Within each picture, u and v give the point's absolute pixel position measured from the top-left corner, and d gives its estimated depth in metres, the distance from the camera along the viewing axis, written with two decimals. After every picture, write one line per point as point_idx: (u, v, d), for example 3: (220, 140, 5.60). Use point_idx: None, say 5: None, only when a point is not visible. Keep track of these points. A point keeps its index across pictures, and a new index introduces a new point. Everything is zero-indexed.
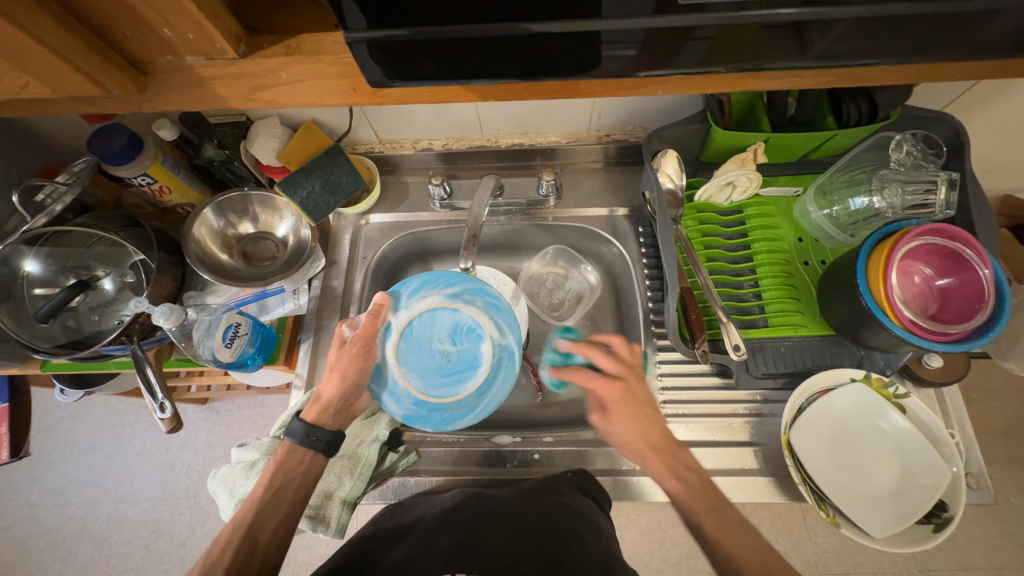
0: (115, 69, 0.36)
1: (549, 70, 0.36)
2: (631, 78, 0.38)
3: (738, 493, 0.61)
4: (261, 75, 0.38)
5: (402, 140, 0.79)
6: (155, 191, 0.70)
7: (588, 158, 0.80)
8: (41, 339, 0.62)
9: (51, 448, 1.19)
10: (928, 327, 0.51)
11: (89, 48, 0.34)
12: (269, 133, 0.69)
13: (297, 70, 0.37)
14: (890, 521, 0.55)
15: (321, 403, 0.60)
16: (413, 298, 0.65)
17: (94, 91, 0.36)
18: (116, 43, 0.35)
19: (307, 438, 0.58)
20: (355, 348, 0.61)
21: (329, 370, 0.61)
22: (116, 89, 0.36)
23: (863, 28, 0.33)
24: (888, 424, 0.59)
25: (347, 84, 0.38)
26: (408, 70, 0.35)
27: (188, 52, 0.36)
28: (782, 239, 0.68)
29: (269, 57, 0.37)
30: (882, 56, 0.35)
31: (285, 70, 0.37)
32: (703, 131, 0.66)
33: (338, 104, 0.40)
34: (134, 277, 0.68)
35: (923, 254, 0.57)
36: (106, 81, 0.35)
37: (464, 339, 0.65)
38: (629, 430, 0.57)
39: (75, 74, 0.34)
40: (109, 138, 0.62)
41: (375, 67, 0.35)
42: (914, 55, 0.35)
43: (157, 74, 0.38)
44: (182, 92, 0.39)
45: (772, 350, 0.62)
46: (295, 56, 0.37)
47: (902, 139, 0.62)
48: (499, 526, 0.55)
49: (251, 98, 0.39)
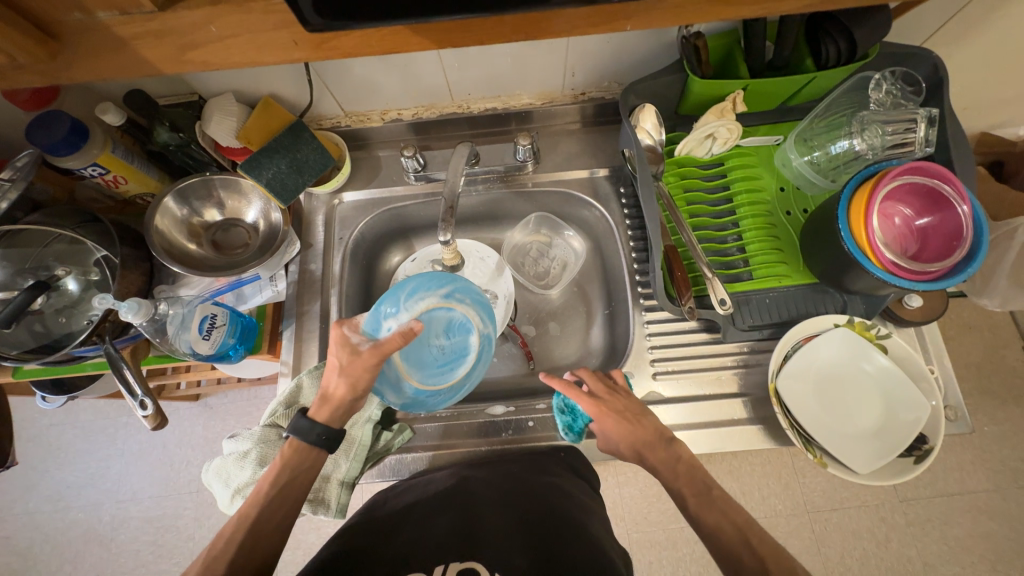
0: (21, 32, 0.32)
1: (507, 9, 0.33)
2: (595, 12, 0.35)
3: (729, 442, 0.63)
4: (189, 32, 0.34)
5: (369, 112, 0.75)
6: (109, 182, 0.66)
7: (565, 119, 0.78)
8: (7, 346, 0.59)
9: (44, 456, 1.17)
10: (909, 267, 0.51)
11: None
12: (225, 112, 0.65)
13: (228, 23, 0.34)
14: (874, 457, 0.57)
15: (332, 404, 0.57)
16: (411, 300, 0.63)
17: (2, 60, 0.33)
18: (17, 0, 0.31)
19: (311, 435, 0.56)
20: (370, 360, 0.56)
21: (338, 372, 0.56)
22: (24, 56, 0.33)
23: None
24: (870, 364, 0.60)
25: (287, 38, 0.35)
26: (349, 16, 0.32)
27: (101, 7, 0.32)
28: (765, 189, 0.67)
29: (194, 9, 0.33)
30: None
31: (215, 23, 0.34)
32: (680, 82, 0.64)
33: (280, 62, 0.37)
34: (98, 275, 0.65)
35: (903, 194, 0.56)
36: (11, 47, 0.32)
37: (456, 334, 0.65)
38: (623, 443, 0.56)
39: None
40: (48, 126, 0.58)
41: (312, 15, 0.32)
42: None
43: (71, 37, 0.34)
44: (102, 57, 0.35)
45: (757, 302, 0.63)
46: (223, 6, 0.33)
47: (881, 78, 0.60)
48: (496, 508, 0.57)
49: (184, 59, 0.36)
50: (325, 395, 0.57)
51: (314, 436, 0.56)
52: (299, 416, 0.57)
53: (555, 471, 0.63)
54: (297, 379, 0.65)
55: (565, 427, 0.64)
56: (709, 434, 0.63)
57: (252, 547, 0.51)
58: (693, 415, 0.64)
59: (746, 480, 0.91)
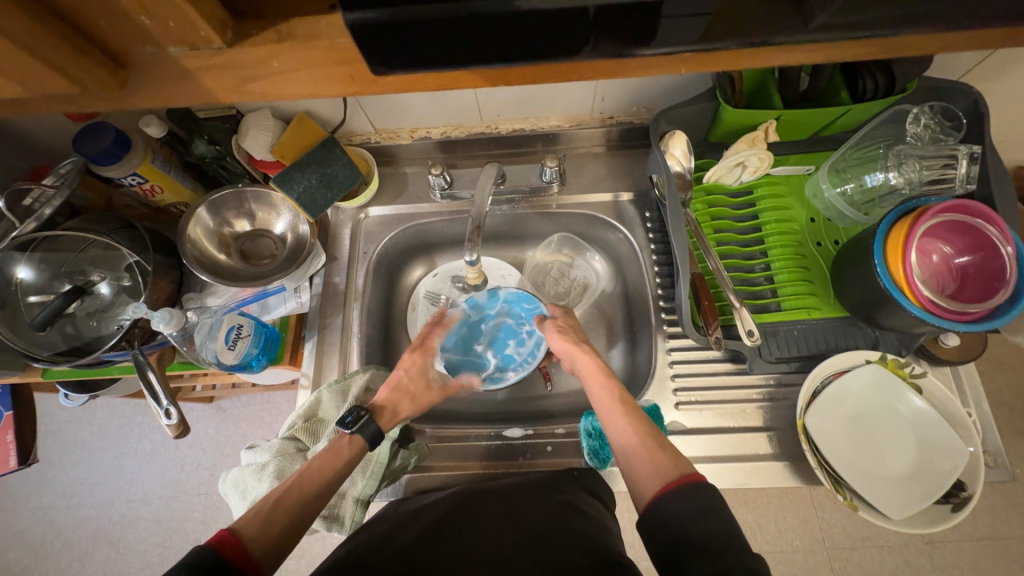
0: (92, 63, 0.33)
1: (565, 53, 0.33)
2: (644, 58, 0.35)
3: (754, 479, 0.60)
4: (253, 66, 0.35)
5: (398, 129, 0.76)
6: (147, 191, 0.68)
7: (590, 142, 0.78)
8: (42, 347, 0.61)
9: (60, 452, 1.19)
10: (949, 307, 0.49)
11: (59, 39, 0.30)
12: (261, 127, 0.66)
13: (290, 58, 0.35)
14: (911, 503, 0.55)
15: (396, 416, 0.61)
16: (535, 354, 0.74)
17: (69, 88, 0.33)
18: (90, 33, 0.32)
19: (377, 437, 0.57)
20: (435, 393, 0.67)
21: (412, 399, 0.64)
22: (94, 86, 0.34)
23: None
24: (904, 405, 0.58)
25: (345, 73, 0.36)
26: (408, 57, 0.32)
27: (170, 42, 0.33)
28: (794, 219, 0.66)
29: (260, 45, 0.34)
30: (928, 25, 0.32)
31: (278, 59, 0.35)
32: (712, 110, 0.64)
33: (334, 95, 0.37)
34: (130, 280, 0.66)
35: (942, 231, 0.55)
36: (80, 75, 0.33)
37: (529, 341, 0.75)
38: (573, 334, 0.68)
39: (45, 69, 0.31)
40: (95, 137, 0.60)
41: (370, 56, 0.32)
42: (960, 30, 0.32)
43: (137, 68, 0.35)
44: (165, 87, 0.36)
45: (785, 333, 0.61)
46: (288, 43, 0.34)
47: (919, 112, 0.59)
48: (506, 528, 0.54)
49: (242, 90, 0.37)
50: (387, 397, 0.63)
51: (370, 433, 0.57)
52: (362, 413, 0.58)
53: (568, 489, 0.59)
54: (316, 393, 0.65)
55: (590, 450, 0.63)
56: (733, 469, 0.61)
57: (268, 534, 0.47)
58: (716, 448, 0.62)
59: (762, 513, 0.87)
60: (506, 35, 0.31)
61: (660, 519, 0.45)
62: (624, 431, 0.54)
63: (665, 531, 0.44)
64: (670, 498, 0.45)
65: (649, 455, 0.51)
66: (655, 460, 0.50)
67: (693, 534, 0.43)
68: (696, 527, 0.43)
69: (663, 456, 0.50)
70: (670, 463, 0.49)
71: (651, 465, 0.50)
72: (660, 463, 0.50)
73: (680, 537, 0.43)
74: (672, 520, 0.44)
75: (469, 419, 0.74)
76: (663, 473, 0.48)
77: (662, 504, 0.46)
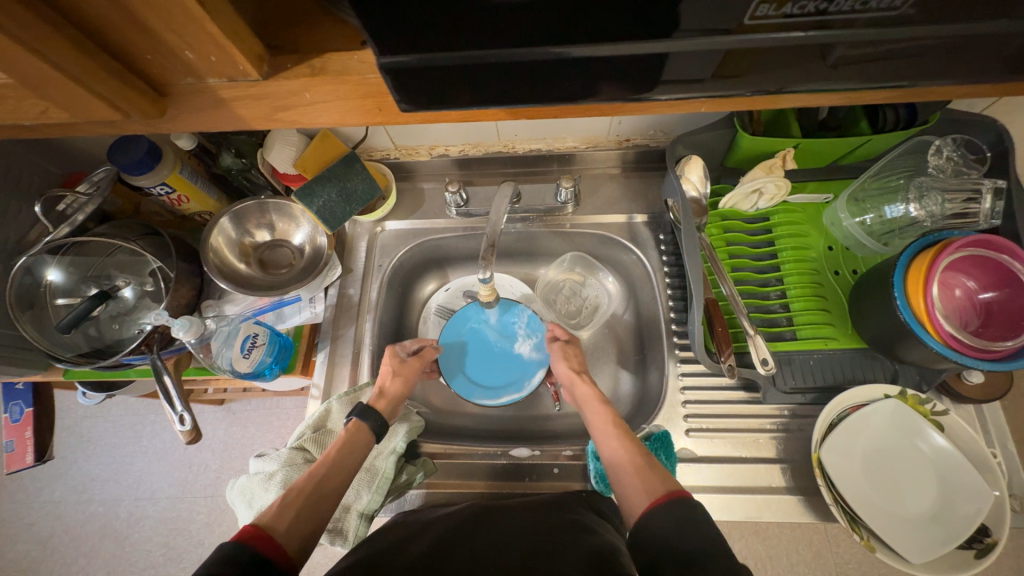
0: (136, 93, 0.35)
1: (583, 96, 0.34)
2: (657, 100, 0.36)
3: (766, 512, 0.59)
4: (285, 96, 0.36)
5: (418, 146, 0.78)
6: (174, 200, 0.70)
7: (606, 164, 0.79)
8: (65, 349, 0.62)
9: (74, 447, 1.22)
10: (973, 344, 0.48)
11: (107, 71, 0.32)
12: (287, 142, 0.68)
13: (322, 91, 0.36)
14: (933, 547, 0.52)
15: (388, 398, 0.64)
16: (524, 385, 0.73)
17: (114, 114, 0.35)
18: (135, 65, 0.34)
19: (369, 418, 0.60)
20: (417, 363, 0.70)
21: (392, 373, 0.67)
22: (136, 113, 0.36)
23: (922, 53, 0.30)
24: (925, 443, 0.56)
25: (372, 104, 0.37)
26: (434, 94, 0.33)
27: (209, 74, 0.35)
28: (812, 247, 0.65)
29: (293, 79, 0.35)
30: (942, 79, 0.33)
31: (310, 91, 0.36)
32: (730, 137, 0.64)
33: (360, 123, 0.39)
34: (153, 286, 0.69)
35: (967, 266, 0.54)
36: (125, 104, 0.35)
37: (525, 367, 0.74)
38: (568, 359, 0.68)
39: (94, 100, 0.33)
40: (128, 149, 0.62)
41: (399, 93, 0.33)
42: (980, 81, 0.32)
43: (177, 97, 0.37)
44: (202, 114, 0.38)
45: (800, 362, 0.60)
46: (320, 77, 0.35)
47: (941, 145, 0.59)
48: (510, 545, 0.52)
49: (275, 118, 0.38)
50: (380, 390, 0.65)
51: (373, 423, 0.60)
52: (364, 405, 0.62)
53: (576, 509, 0.58)
54: (327, 404, 0.66)
55: (596, 473, 0.62)
56: (744, 501, 0.59)
57: (294, 525, 0.48)
58: (727, 478, 0.61)
59: (774, 544, 0.83)
60: (526, 78, 0.32)
61: (648, 535, 0.45)
62: (618, 452, 0.54)
63: (651, 546, 0.44)
64: (657, 512, 0.45)
65: (637, 473, 0.50)
66: (644, 478, 0.50)
67: (676, 543, 0.42)
68: (676, 533, 0.43)
69: (653, 475, 0.50)
70: (657, 479, 0.49)
71: (638, 483, 0.50)
72: (651, 482, 0.49)
73: (666, 549, 0.42)
74: (659, 535, 0.44)
75: (476, 436, 0.74)
76: (651, 491, 0.48)
77: (649, 517, 0.45)
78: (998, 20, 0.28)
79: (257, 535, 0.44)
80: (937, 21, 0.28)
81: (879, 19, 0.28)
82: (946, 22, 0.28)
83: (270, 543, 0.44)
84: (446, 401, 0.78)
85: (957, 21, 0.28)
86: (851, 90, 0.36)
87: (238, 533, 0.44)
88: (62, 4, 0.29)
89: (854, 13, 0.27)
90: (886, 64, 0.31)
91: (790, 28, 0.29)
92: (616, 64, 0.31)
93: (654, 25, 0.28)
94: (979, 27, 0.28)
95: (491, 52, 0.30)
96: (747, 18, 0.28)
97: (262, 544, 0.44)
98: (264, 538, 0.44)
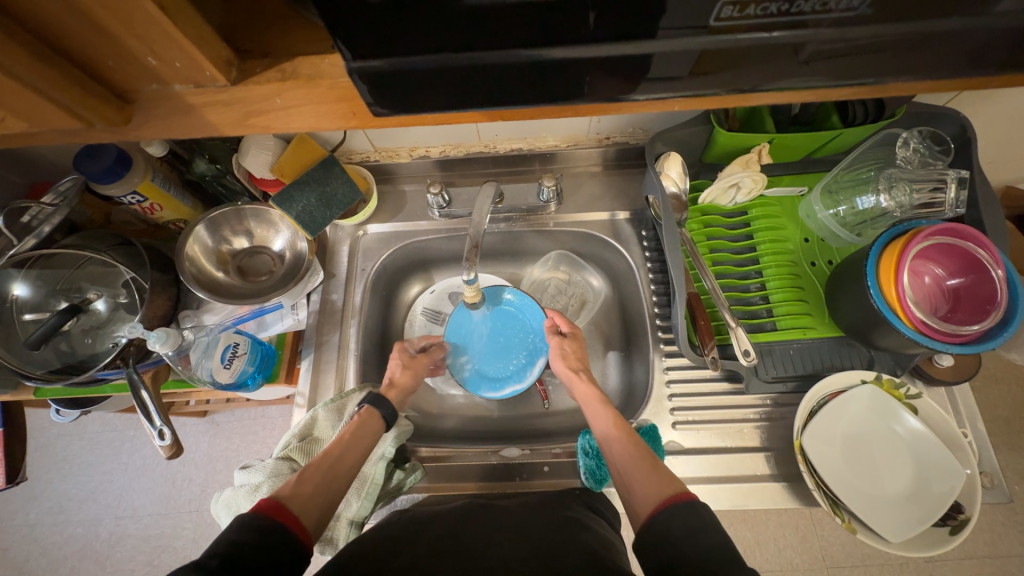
0: (98, 101, 0.34)
1: (559, 97, 0.34)
2: (633, 100, 0.37)
3: (752, 499, 0.60)
4: (256, 101, 0.36)
5: (397, 148, 0.77)
6: (146, 209, 0.68)
7: (588, 162, 0.79)
8: (34, 366, 0.60)
9: (49, 467, 1.17)
10: (942, 329, 0.50)
11: (66, 79, 0.31)
12: (261, 145, 0.66)
13: (293, 95, 0.35)
14: (910, 525, 0.54)
15: (400, 389, 0.67)
16: (525, 373, 0.73)
17: (77, 123, 0.34)
18: (97, 73, 0.33)
19: (382, 406, 0.61)
20: (426, 359, 0.72)
21: (402, 366, 0.69)
22: (99, 121, 0.34)
23: (884, 51, 0.31)
24: (901, 426, 0.58)
25: (346, 108, 0.37)
26: (407, 97, 0.33)
27: (176, 80, 0.34)
28: (788, 240, 0.67)
29: (264, 84, 0.35)
30: (904, 76, 0.34)
31: (281, 95, 0.35)
32: (707, 133, 0.65)
33: (336, 127, 0.38)
34: (127, 297, 0.66)
35: (935, 254, 0.56)
36: (87, 113, 0.33)
37: (525, 356, 0.74)
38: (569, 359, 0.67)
39: (54, 109, 0.32)
40: (95, 157, 0.60)
41: (372, 97, 0.33)
42: (941, 76, 0.34)
43: (143, 104, 0.36)
44: (171, 121, 0.37)
45: (780, 352, 0.62)
46: (290, 82, 0.34)
47: (908, 137, 0.61)
48: (504, 544, 0.52)
49: (246, 124, 0.38)
50: (390, 381, 0.67)
51: (385, 412, 0.61)
52: (377, 394, 0.63)
53: (569, 505, 0.58)
54: (312, 411, 0.65)
55: (587, 470, 0.62)
56: (730, 490, 0.61)
57: (310, 499, 0.49)
58: (714, 468, 0.62)
59: (761, 530, 0.84)
60: (500, 80, 0.32)
61: (659, 537, 0.45)
62: (623, 453, 0.54)
63: (661, 550, 0.44)
64: (669, 516, 0.45)
65: (645, 476, 0.50)
66: (653, 483, 0.50)
67: (690, 553, 0.42)
68: (686, 536, 0.43)
69: (661, 478, 0.50)
70: (665, 481, 0.49)
71: (648, 486, 0.50)
72: (658, 485, 0.49)
73: (677, 559, 0.42)
74: (672, 537, 0.44)
75: (467, 437, 0.74)
76: (659, 493, 0.48)
77: (659, 520, 0.45)
78: (954, 18, 0.29)
79: (278, 509, 0.45)
80: (897, 19, 0.29)
81: (842, 18, 0.29)
82: (904, 20, 0.29)
83: (288, 517, 0.45)
84: (434, 403, 0.78)
85: (916, 19, 0.29)
86: (820, 88, 0.37)
87: (259, 505, 0.45)
88: (16, 10, 0.28)
89: (818, 13, 0.28)
90: (852, 61, 0.32)
91: (758, 28, 0.29)
92: (590, 66, 0.31)
93: (626, 26, 0.29)
94: (936, 25, 0.29)
95: (466, 55, 0.30)
96: (714, 19, 0.28)
97: (281, 516, 0.45)
98: (284, 511, 0.46)
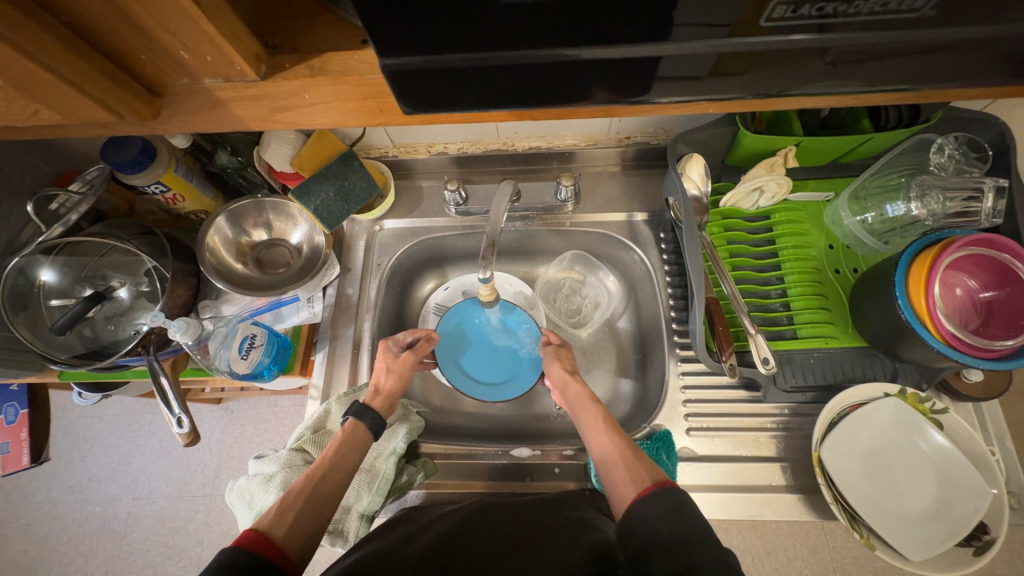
0: (131, 94, 0.34)
1: (587, 97, 0.33)
2: (656, 102, 0.36)
3: (766, 510, 0.59)
4: (284, 98, 0.36)
5: (416, 144, 0.77)
6: (169, 199, 0.69)
7: (606, 161, 0.78)
8: (59, 350, 0.62)
9: (70, 447, 1.21)
10: (974, 343, 0.48)
11: (99, 73, 0.32)
12: (282, 139, 0.67)
13: (321, 92, 0.35)
14: (932, 544, 0.52)
15: (383, 395, 0.64)
16: (520, 385, 0.73)
17: (109, 116, 0.34)
18: (130, 66, 0.33)
19: (366, 417, 0.60)
20: (412, 356, 0.68)
21: (385, 370, 0.66)
22: (130, 115, 0.35)
23: (928, 55, 0.30)
24: (925, 442, 0.57)
25: (374, 105, 0.37)
26: (435, 96, 0.33)
27: (205, 74, 0.34)
28: (813, 245, 0.65)
29: (293, 79, 0.35)
30: (946, 83, 0.32)
31: (309, 91, 0.35)
32: (731, 134, 0.64)
33: (365, 123, 0.39)
34: (149, 286, 0.68)
35: (968, 265, 0.54)
36: (120, 106, 0.34)
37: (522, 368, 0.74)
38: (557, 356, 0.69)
39: (88, 101, 0.32)
40: (120, 147, 0.60)
41: (400, 94, 0.32)
42: (987, 83, 0.32)
43: (172, 97, 0.36)
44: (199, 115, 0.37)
45: (801, 361, 0.60)
46: (319, 78, 0.34)
47: (943, 142, 0.59)
48: (509, 543, 0.52)
49: (274, 118, 0.38)
50: (375, 388, 0.64)
51: (370, 421, 0.60)
52: (359, 404, 0.61)
53: (578, 506, 0.58)
54: (326, 404, 0.66)
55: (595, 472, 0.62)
56: (744, 500, 0.60)
57: (295, 525, 0.49)
58: (727, 477, 0.61)
59: (771, 540, 0.83)
60: (529, 82, 0.32)
61: (636, 523, 0.45)
62: (607, 449, 0.54)
63: (636, 538, 0.44)
64: (642, 502, 0.46)
65: (625, 467, 0.51)
66: (632, 469, 0.50)
67: (663, 533, 0.42)
68: (662, 519, 0.43)
69: (641, 466, 0.51)
70: (645, 469, 0.50)
71: (627, 472, 0.50)
72: (639, 475, 0.49)
73: (653, 541, 0.42)
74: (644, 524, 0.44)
75: (476, 435, 0.74)
76: (640, 482, 0.48)
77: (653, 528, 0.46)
78: (1004, 24, 0.27)
79: (258, 543, 0.45)
80: (943, 24, 0.27)
81: (886, 22, 0.27)
82: (949, 26, 0.27)
83: (270, 549, 0.45)
84: (445, 400, 0.78)
85: (966, 25, 0.27)
86: (852, 93, 0.36)
87: (238, 541, 0.44)
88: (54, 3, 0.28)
89: (859, 15, 0.27)
90: (889, 65, 0.31)
91: (798, 33, 0.28)
92: (619, 68, 0.31)
93: (661, 26, 0.28)
94: (990, 30, 0.28)
95: (494, 56, 0.29)
96: (763, 19, 0.27)
97: (263, 549, 0.44)
98: (266, 544, 0.45)
